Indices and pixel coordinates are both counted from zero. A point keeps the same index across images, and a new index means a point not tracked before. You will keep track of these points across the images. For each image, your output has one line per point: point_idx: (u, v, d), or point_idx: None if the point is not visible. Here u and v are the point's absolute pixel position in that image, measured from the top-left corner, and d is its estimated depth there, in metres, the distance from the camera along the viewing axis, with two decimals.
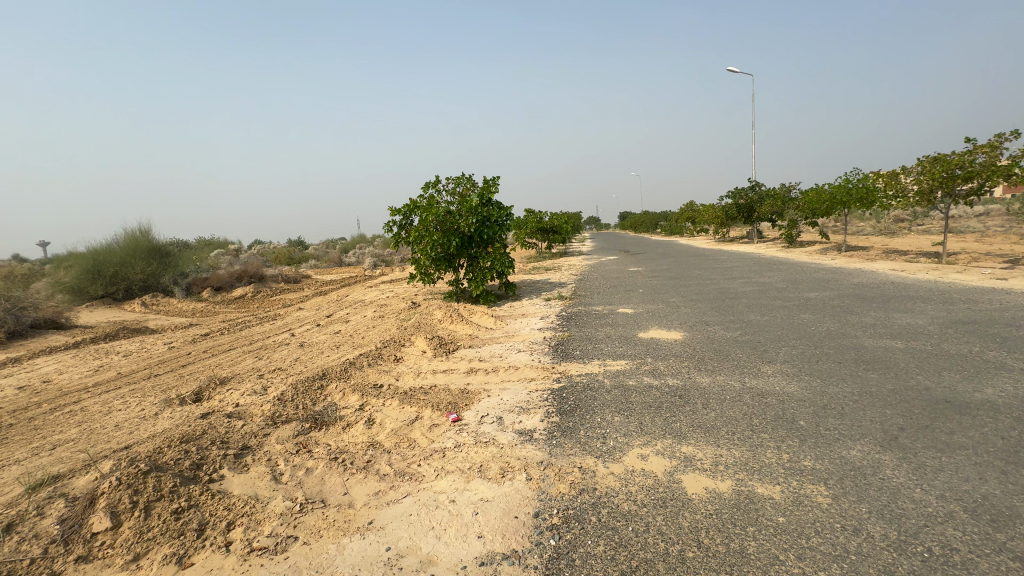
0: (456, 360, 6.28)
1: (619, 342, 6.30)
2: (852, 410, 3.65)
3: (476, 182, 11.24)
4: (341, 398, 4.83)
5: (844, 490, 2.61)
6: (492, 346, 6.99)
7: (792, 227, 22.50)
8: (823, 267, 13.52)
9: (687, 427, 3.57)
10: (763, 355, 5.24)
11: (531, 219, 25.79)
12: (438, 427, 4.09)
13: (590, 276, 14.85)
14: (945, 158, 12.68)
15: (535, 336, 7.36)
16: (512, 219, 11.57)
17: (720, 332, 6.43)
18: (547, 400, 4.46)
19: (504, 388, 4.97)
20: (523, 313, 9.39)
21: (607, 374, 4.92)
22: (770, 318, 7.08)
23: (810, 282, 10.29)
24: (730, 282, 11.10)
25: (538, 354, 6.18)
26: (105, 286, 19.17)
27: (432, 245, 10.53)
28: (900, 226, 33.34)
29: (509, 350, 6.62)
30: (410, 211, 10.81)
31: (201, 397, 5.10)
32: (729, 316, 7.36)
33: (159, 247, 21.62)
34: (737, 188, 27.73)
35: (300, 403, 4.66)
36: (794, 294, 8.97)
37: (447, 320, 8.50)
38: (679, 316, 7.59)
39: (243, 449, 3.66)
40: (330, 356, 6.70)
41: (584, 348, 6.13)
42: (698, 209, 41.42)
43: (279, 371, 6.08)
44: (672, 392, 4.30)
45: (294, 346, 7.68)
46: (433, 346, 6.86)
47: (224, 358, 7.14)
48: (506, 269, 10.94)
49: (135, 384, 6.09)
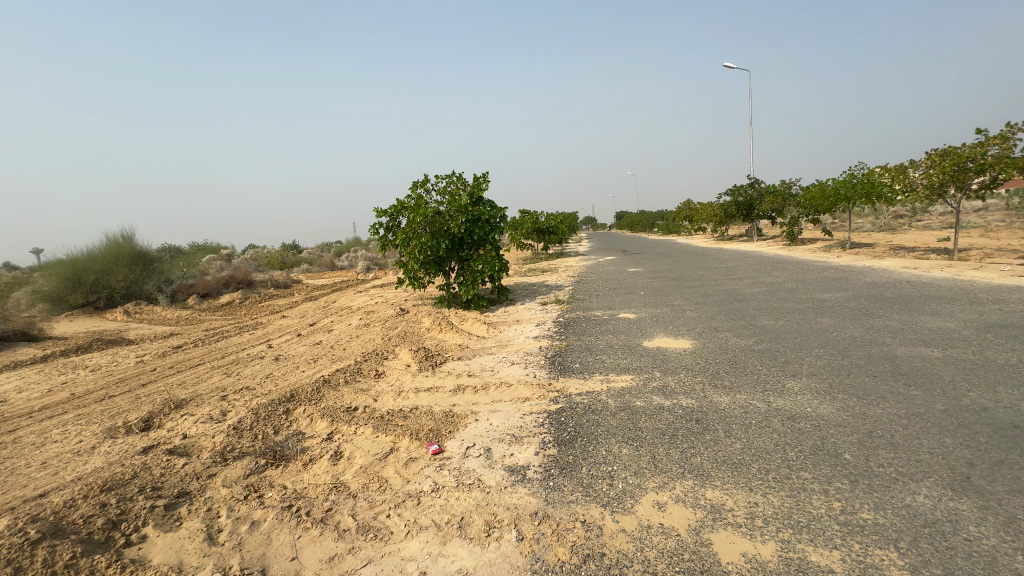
0: (442, 376, 5.67)
1: (622, 352, 5.71)
2: (905, 439, 3.07)
3: (467, 180, 10.64)
4: (308, 425, 4.23)
5: (923, 559, 2.03)
6: (484, 358, 6.39)
7: (793, 224, 21.97)
8: (830, 265, 12.98)
9: (709, 463, 2.99)
10: (785, 367, 4.66)
11: (527, 220, 25.17)
12: (414, 462, 3.49)
13: (589, 278, 14.24)
14: (956, 151, 12.16)
15: (530, 346, 6.76)
16: (505, 219, 10.97)
17: (732, 339, 5.85)
18: (542, 426, 3.87)
19: (494, 411, 4.37)
20: (518, 320, 8.79)
21: (611, 393, 4.34)
22: (785, 323, 6.51)
23: (821, 282, 9.72)
24: (736, 283, 10.52)
25: (532, 368, 5.59)
26: (86, 294, 18.48)
27: (421, 248, 9.93)
28: (901, 222, 32.93)
29: (501, 363, 6.02)
30: (397, 212, 10.19)
31: (150, 425, 4.48)
32: (740, 321, 6.79)
33: (142, 254, 20.91)
34: (737, 185, 27.18)
35: (258, 432, 4.05)
36: (807, 295, 8.39)
37: (435, 329, 7.89)
38: (686, 322, 7.01)
39: (180, 497, 3.06)
40: (305, 373, 6.09)
41: (584, 360, 5.55)
42: (696, 208, 40.88)
43: (246, 390, 5.46)
44: (687, 416, 3.71)
45: (268, 360, 7.06)
46: (418, 360, 6.25)
47: (190, 375, 6.52)
48: (499, 272, 10.34)
49: (83, 408, 5.45)
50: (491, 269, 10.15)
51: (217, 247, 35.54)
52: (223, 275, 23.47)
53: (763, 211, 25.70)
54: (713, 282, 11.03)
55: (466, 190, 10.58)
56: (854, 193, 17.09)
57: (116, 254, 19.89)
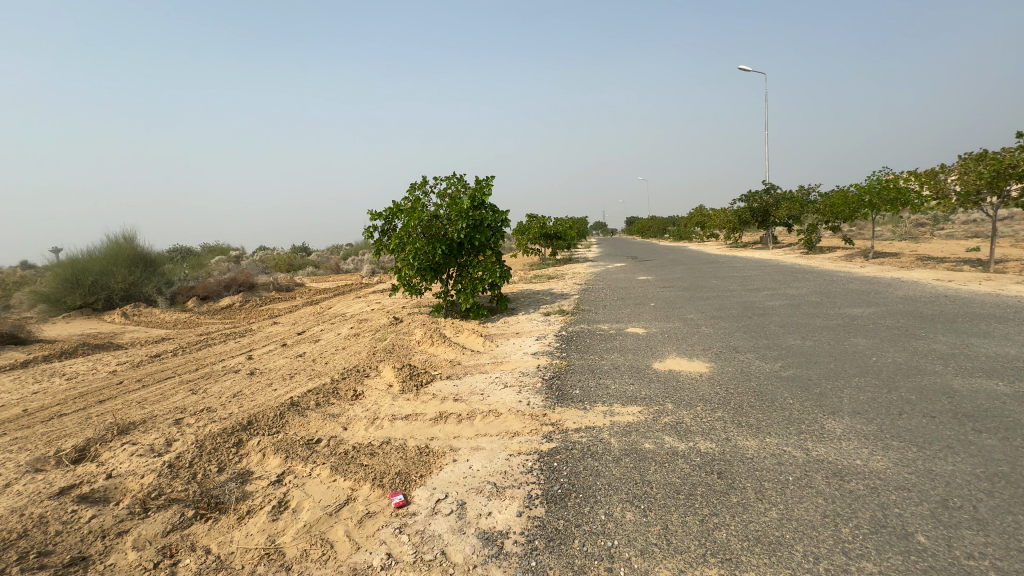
0: (426, 400, 5.03)
1: (629, 376, 5.01)
2: (995, 514, 2.36)
3: (467, 183, 10.02)
4: (259, 463, 3.61)
5: None
6: (475, 379, 5.74)
7: (812, 232, 21.04)
8: (855, 276, 12.14)
9: (739, 542, 2.31)
10: (822, 401, 3.95)
11: (534, 224, 24.61)
12: (371, 520, 2.84)
13: (596, 287, 13.55)
14: (995, 156, 11.28)
15: (527, 365, 6.09)
16: (507, 223, 10.34)
17: (756, 363, 5.13)
18: (530, 474, 3.20)
19: (476, 449, 3.71)
20: (517, 333, 8.13)
21: (615, 431, 3.67)
22: (814, 343, 5.80)
23: (849, 296, 8.95)
24: (754, 295, 9.78)
25: (526, 393, 4.92)
26: (84, 295, 18.12)
27: (416, 253, 9.34)
28: (923, 230, 31.72)
29: (492, 385, 5.36)
30: (393, 215, 9.61)
31: (83, 456, 3.90)
32: (763, 340, 6.08)
33: (143, 255, 20.59)
34: (752, 191, 26.36)
35: (197, 472, 3.44)
36: (834, 310, 7.65)
37: (427, 342, 7.26)
38: (701, 340, 6.31)
39: (71, 565, 2.46)
40: (276, 392, 5.50)
41: (585, 385, 4.87)
42: (709, 214, 39.98)
43: (205, 413, 4.87)
44: (707, 467, 3.03)
45: (242, 374, 6.48)
46: (401, 380, 5.61)
47: (155, 391, 5.95)
48: (499, 280, 9.71)
49: (27, 428, 4.91)
50: (490, 277, 9.53)
51: (224, 247, 35.31)
52: (224, 278, 23.07)
53: (778, 219, 24.70)
54: (729, 293, 10.30)
55: (466, 193, 9.98)
56: (879, 200, 16.15)
57: (115, 255, 19.53)
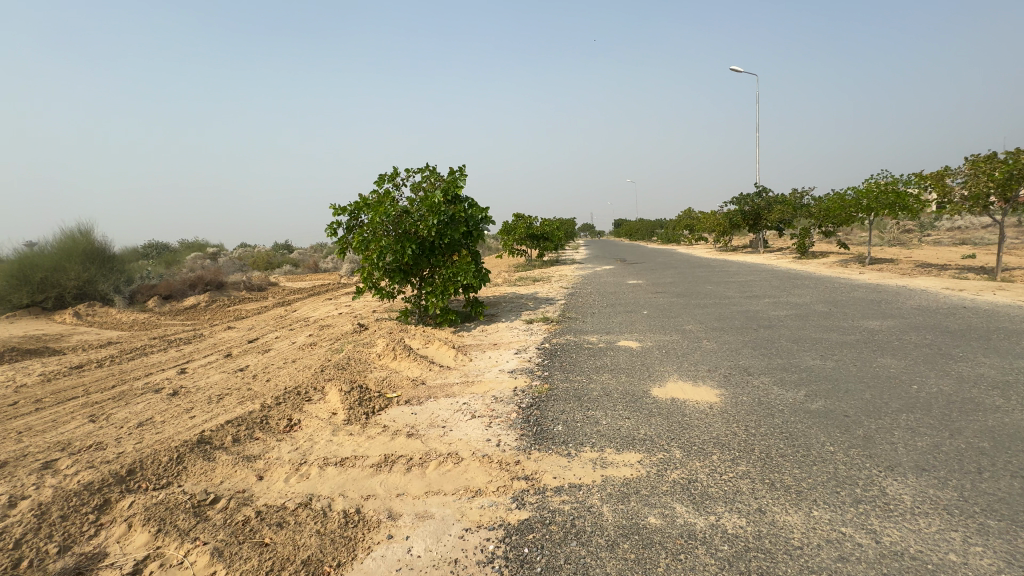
0: (373, 435, 4.06)
1: (624, 407, 4.10)
2: None
3: (442, 175, 9.09)
4: (118, 542, 2.60)
5: None
6: (438, 405, 4.77)
7: (806, 236, 20.43)
8: (858, 283, 11.45)
9: None
10: (871, 450, 3.09)
11: (520, 224, 23.64)
12: None
13: (585, 291, 12.66)
14: (1006, 157, 10.68)
15: (502, 387, 5.14)
16: (485, 220, 9.39)
17: (774, 391, 4.27)
18: (490, 568, 2.25)
19: (421, 518, 2.75)
20: (494, 344, 7.20)
21: (610, 495, 2.75)
22: (837, 364, 4.97)
23: (860, 306, 8.19)
24: (756, 304, 8.95)
25: (496, 428, 3.97)
26: (32, 293, 16.63)
27: (382, 253, 8.34)
28: (911, 237, 31.59)
29: (458, 415, 4.42)
30: (357, 209, 8.57)
31: None
32: (776, 359, 5.23)
33: (101, 251, 19.17)
34: (743, 194, 25.76)
35: (20, 560, 2.43)
36: (848, 323, 6.87)
37: (388, 356, 6.28)
38: (704, 358, 5.43)
39: None
40: (192, 421, 4.48)
41: (570, 419, 3.94)
42: (698, 217, 39.50)
43: (87, 452, 3.83)
44: (743, 565, 2.11)
45: (162, 394, 5.42)
46: (348, 406, 4.63)
47: (45, 417, 4.86)
48: (475, 283, 8.76)
49: None
50: (465, 279, 8.59)
51: (197, 243, 33.66)
52: (191, 276, 21.68)
53: (771, 222, 24.10)
54: (728, 301, 9.47)
55: (440, 186, 9.01)
56: (877, 204, 15.34)
57: (69, 250, 18.11)
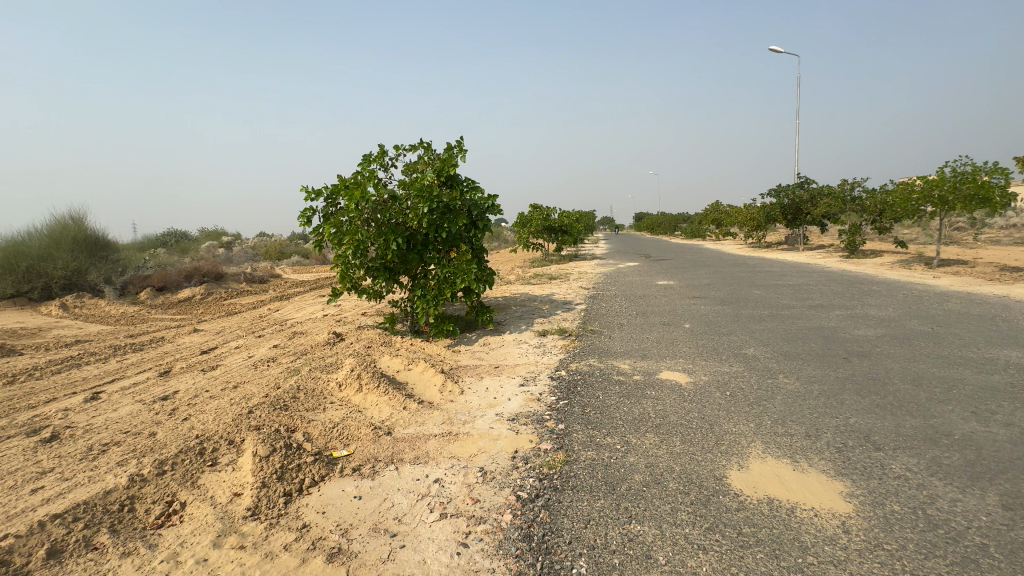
0: (276, 553, 2.47)
1: (693, 518, 2.44)
2: None
3: (437, 152, 7.47)
4: None
5: None
6: (398, 481, 3.17)
7: (857, 232, 18.27)
8: (944, 291, 9.43)
9: None
10: None
11: (537, 215, 21.99)
12: None
13: (609, 293, 10.90)
14: None
15: (498, 447, 3.52)
16: (489, 209, 7.68)
17: (946, 496, 2.53)
18: None
19: None
20: (495, 368, 5.58)
21: None
22: (1016, 434, 3.19)
23: (972, 325, 6.32)
24: (828, 317, 7.11)
25: (477, 553, 2.35)
26: (16, 283, 15.53)
27: (359, 247, 6.76)
28: (968, 235, 28.80)
29: (423, 509, 2.80)
30: (331, 193, 7.01)
31: None
32: (907, 421, 3.46)
33: (95, 238, 18.07)
34: (783, 185, 23.51)
35: None
36: (973, 353, 5.02)
37: (351, 388, 4.70)
38: (793, 413, 3.68)
39: None
40: (24, 502, 2.96)
41: (602, 543, 2.29)
42: (727, 211, 37.20)
43: None
44: None
45: (32, 441, 3.93)
46: (261, 481, 3.05)
47: None
48: (475, 285, 7.12)
49: None
50: (464, 281, 6.97)
51: (212, 232, 32.96)
52: (190, 266, 20.53)
53: (814, 216, 21.88)
54: (791, 312, 7.63)
55: (435, 166, 7.39)
56: (953, 196, 13.19)
57: (59, 237, 17.01)
